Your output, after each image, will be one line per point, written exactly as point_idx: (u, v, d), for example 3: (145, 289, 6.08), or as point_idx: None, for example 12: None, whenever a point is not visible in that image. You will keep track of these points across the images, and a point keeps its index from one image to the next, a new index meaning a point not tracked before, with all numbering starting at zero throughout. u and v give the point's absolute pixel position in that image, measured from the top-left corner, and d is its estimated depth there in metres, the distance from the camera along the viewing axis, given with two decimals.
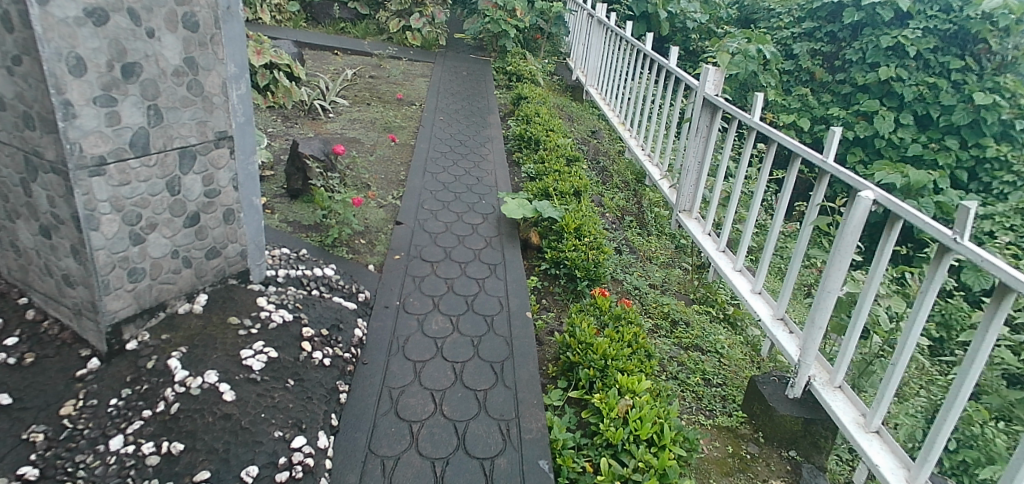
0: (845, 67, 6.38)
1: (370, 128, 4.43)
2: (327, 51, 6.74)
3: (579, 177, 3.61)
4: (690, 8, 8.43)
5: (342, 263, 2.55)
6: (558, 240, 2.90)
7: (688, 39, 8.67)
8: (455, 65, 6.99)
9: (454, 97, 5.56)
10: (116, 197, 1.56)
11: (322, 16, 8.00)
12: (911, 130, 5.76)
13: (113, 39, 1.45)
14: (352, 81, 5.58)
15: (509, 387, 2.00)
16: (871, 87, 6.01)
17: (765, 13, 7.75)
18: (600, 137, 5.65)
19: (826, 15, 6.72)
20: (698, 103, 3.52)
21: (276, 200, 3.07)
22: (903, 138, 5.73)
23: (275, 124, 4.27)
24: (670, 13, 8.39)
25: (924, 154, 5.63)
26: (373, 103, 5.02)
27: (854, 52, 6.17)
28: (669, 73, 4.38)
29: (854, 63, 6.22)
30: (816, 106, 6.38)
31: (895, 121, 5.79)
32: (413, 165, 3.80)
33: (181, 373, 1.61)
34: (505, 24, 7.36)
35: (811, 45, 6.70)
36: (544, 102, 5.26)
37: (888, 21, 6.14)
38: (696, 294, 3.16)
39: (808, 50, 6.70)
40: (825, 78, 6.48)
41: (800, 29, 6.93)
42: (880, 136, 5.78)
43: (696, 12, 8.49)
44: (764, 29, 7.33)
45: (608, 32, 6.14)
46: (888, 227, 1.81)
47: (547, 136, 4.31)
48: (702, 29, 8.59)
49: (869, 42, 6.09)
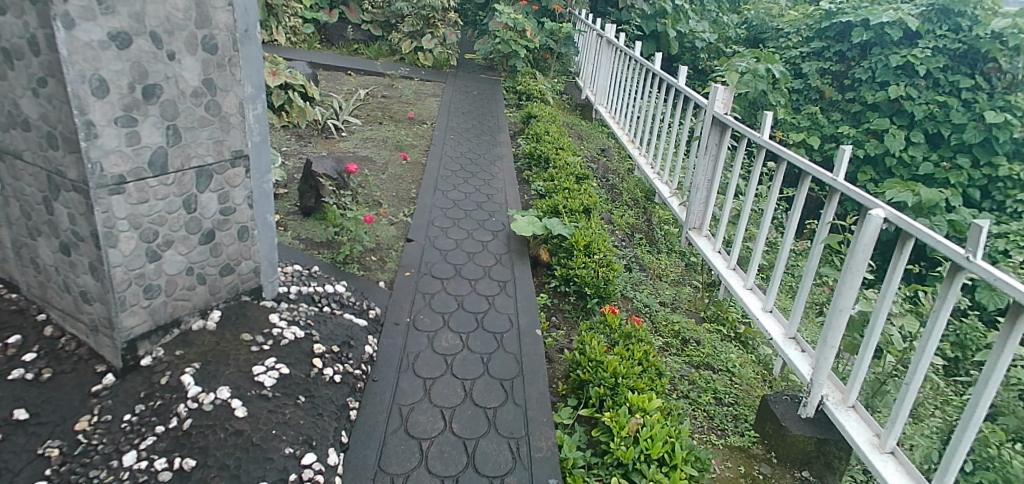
0: (854, 86, 6.39)
1: (382, 146, 4.48)
2: (341, 72, 6.84)
3: (589, 195, 3.62)
4: (699, 29, 8.76)
5: (353, 280, 2.57)
6: (567, 257, 2.92)
7: (698, 58, 8.81)
8: (466, 85, 7.07)
9: (465, 116, 5.62)
10: (135, 214, 1.59)
11: (336, 37, 8.13)
12: (922, 148, 5.74)
13: (135, 61, 1.50)
14: (365, 101, 5.66)
15: (519, 405, 1.99)
16: (881, 106, 6.02)
17: (775, 33, 7.83)
18: (610, 156, 5.70)
19: (834, 35, 6.83)
20: (707, 121, 3.51)
21: (288, 218, 3.10)
22: (914, 156, 5.71)
23: (289, 143, 4.33)
24: (679, 33, 8.75)
25: (935, 172, 5.62)
26: (385, 122, 5.08)
27: (864, 71, 6.21)
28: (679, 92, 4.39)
29: (864, 81, 6.25)
30: (826, 124, 6.39)
31: (906, 139, 5.79)
32: (424, 183, 3.84)
33: (194, 389, 1.63)
34: (516, 44, 7.47)
35: (820, 64, 6.74)
36: (553, 120, 5.31)
37: (897, 40, 6.18)
38: (707, 313, 3.16)
39: (817, 69, 6.74)
40: (835, 96, 6.49)
41: (809, 49, 6.99)
42: (891, 154, 5.77)
43: (705, 32, 8.78)
44: (773, 49, 7.40)
45: (618, 52, 6.21)
46: (901, 244, 1.80)
47: (557, 154, 4.34)
48: (711, 49, 8.71)
49: (878, 61, 6.12)
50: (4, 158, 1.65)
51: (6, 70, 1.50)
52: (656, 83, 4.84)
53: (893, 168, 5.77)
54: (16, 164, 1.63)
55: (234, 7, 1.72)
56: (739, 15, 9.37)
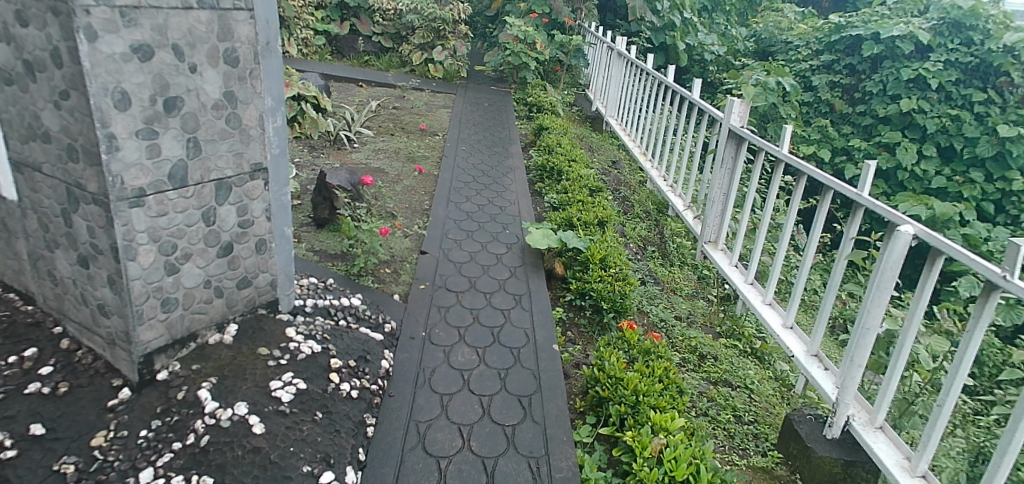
0: (864, 99, 6.37)
1: (394, 158, 4.48)
2: (351, 83, 6.86)
3: (603, 208, 3.59)
4: (707, 41, 8.84)
5: (368, 293, 2.54)
6: (583, 271, 2.90)
7: (707, 71, 8.89)
8: (477, 96, 7.09)
9: (477, 128, 5.63)
10: (154, 227, 1.57)
11: (347, 49, 8.20)
12: (935, 161, 5.70)
13: (158, 74, 1.49)
14: (376, 112, 5.68)
15: (538, 422, 1.96)
16: (893, 119, 5.99)
17: (784, 46, 7.84)
18: (621, 169, 5.69)
19: (844, 48, 6.83)
20: (723, 134, 3.46)
21: (302, 229, 3.10)
22: (927, 169, 5.66)
23: (302, 154, 4.34)
24: (688, 45, 8.82)
25: (948, 186, 5.58)
26: (397, 134, 5.09)
27: (874, 85, 6.20)
28: (692, 105, 4.36)
29: (874, 95, 6.23)
30: (836, 137, 6.38)
31: (918, 152, 5.75)
32: (437, 195, 3.83)
33: (211, 405, 1.60)
34: (526, 56, 7.50)
35: (830, 77, 6.75)
36: (565, 132, 5.31)
37: (908, 54, 6.16)
38: (723, 328, 3.13)
39: (827, 82, 6.75)
40: (845, 109, 6.47)
41: (819, 61, 6.98)
42: (902, 168, 5.74)
43: (714, 45, 8.85)
44: (783, 62, 7.41)
45: (629, 64, 6.23)
46: (930, 262, 1.77)
47: (569, 166, 4.31)
48: (720, 61, 8.83)
49: (889, 74, 6.14)
50: (25, 170, 1.65)
51: (28, 81, 1.49)
52: (669, 95, 4.82)
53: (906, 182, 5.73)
54: (37, 177, 1.62)
55: (256, 20, 1.71)
56: (748, 28, 9.42)
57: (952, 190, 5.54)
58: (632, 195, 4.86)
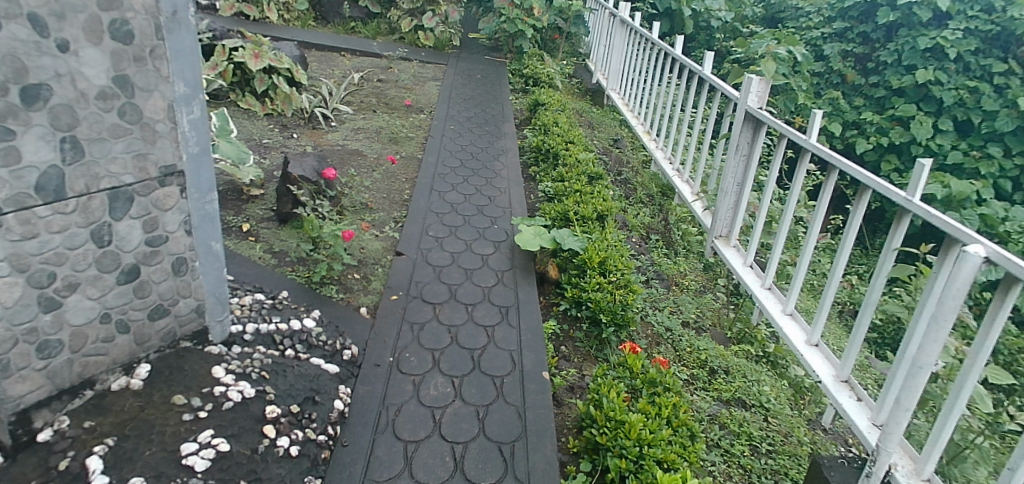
0: (878, 69, 5.95)
1: (374, 138, 4.09)
2: (335, 53, 6.40)
3: (603, 199, 3.21)
4: (714, 5, 8.29)
5: (328, 309, 2.19)
6: (579, 276, 2.57)
7: (713, 38, 8.49)
8: (469, 68, 6.63)
9: (467, 103, 5.21)
10: (17, 254, 1.21)
11: (332, 15, 7.68)
12: (951, 136, 5.36)
13: (6, 54, 1.11)
14: (359, 85, 5.24)
15: (522, 480, 1.62)
16: (907, 90, 5.59)
17: (794, 13, 7.29)
18: (623, 147, 5.35)
19: (857, 15, 6.34)
20: (738, 118, 3.05)
21: (261, 226, 2.73)
22: (942, 144, 5.33)
23: (271, 134, 3.93)
24: (694, 11, 8.35)
25: (964, 162, 5.23)
26: (379, 110, 4.67)
27: (889, 54, 5.76)
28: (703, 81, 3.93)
29: (889, 65, 5.80)
30: (847, 110, 5.95)
31: (934, 126, 5.38)
32: (419, 183, 3.46)
33: (100, 480, 1.26)
34: (522, 23, 7.02)
35: (841, 45, 6.29)
36: (563, 109, 4.89)
37: (925, 22, 5.72)
38: (733, 332, 2.84)
39: (838, 51, 6.29)
40: (858, 80, 6.05)
41: (830, 29, 6.51)
42: (917, 143, 5.34)
43: (721, 9, 8.33)
44: (792, 30, 6.90)
45: (633, 32, 5.79)
46: (1005, 292, 1.41)
47: (566, 148, 3.92)
48: (728, 29, 8.38)
49: (905, 43, 5.67)
50: None
51: None
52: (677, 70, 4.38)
53: (919, 157, 5.34)
54: None
55: None
56: None
57: (968, 166, 5.19)
58: (634, 177, 4.53)
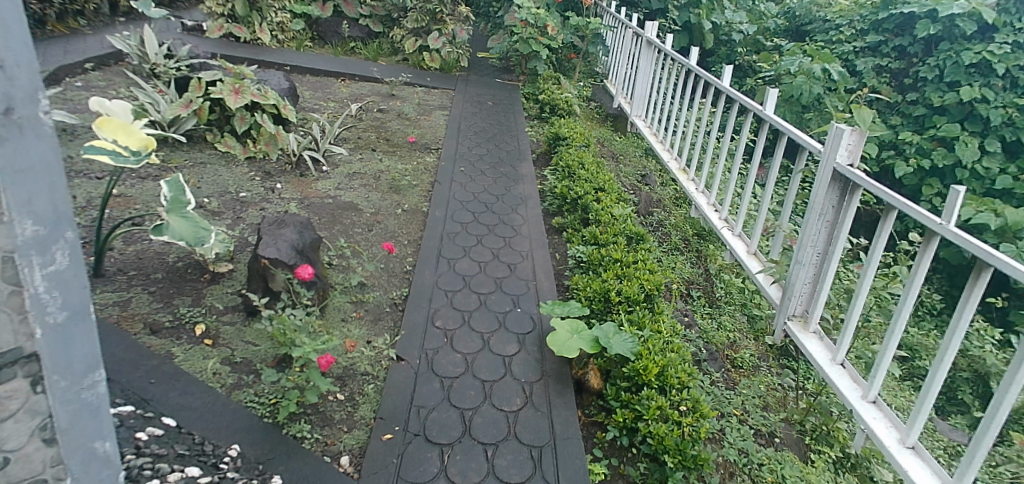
0: (916, 85, 6.09)
1: (372, 186, 3.54)
2: (332, 78, 5.88)
3: (651, 271, 2.63)
4: (735, 19, 8.14)
5: (296, 467, 1.60)
6: (632, 390, 1.99)
7: (734, 52, 8.15)
8: (479, 93, 6.09)
9: (479, 137, 4.67)
10: None
11: (330, 35, 7.16)
12: (999, 158, 5.41)
13: None
14: (357, 117, 4.72)
15: None
16: (950, 109, 5.62)
17: (821, 25, 7.49)
18: (652, 184, 4.88)
19: (892, 28, 6.55)
20: (822, 174, 2.47)
21: (223, 322, 2.13)
22: (989, 168, 5.39)
23: (251, 184, 3.36)
24: (714, 24, 7.94)
25: (1014, 187, 5.27)
26: (379, 149, 4.15)
27: (930, 70, 5.84)
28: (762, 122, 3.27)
29: (929, 81, 5.88)
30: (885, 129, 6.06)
31: (980, 147, 5.46)
32: (425, 247, 2.90)
33: None
34: (536, 43, 6.49)
35: (877, 61, 6.53)
36: (588, 146, 4.34)
37: (967, 34, 5.91)
38: (807, 426, 2.35)
39: (873, 66, 6.54)
40: (893, 97, 6.14)
41: (864, 43, 6.73)
42: (962, 166, 5.40)
43: (742, 23, 8.14)
44: (822, 43, 7.10)
45: (662, 56, 5.30)
46: None
47: (597, 198, 3.36)
48: (748, 41, 8.14)
49: (947, 58, 5.77)
50: None
51: None
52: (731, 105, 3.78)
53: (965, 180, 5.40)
54: None
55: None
56: (777, 3, 8.87)
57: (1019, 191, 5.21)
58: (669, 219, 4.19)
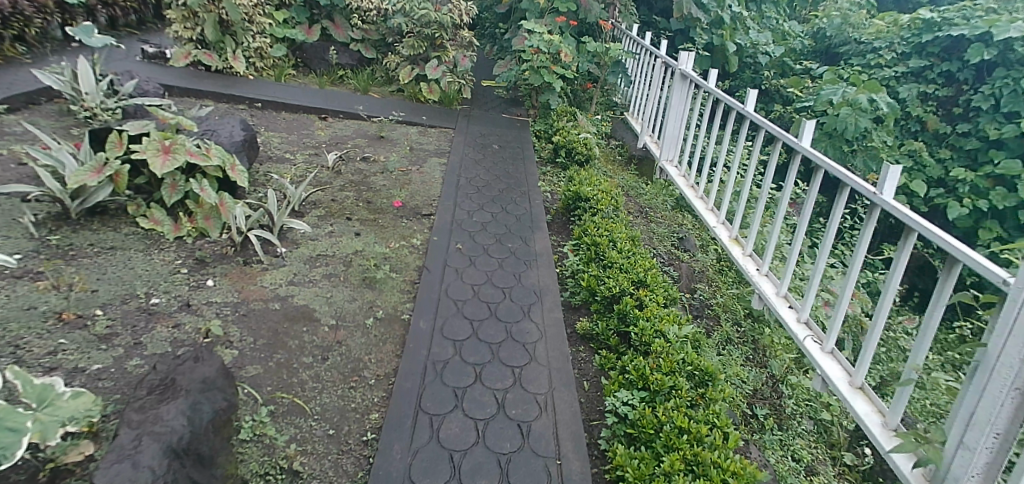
0: (967, 115, 5.55)
1: (339, 277, 2.70)
2: (313, 115, 5.05)
3: (735, 454, 1.75)
4: (761, 41, 7.22)
5: None
6: None
7: (760, 76, 7.30)
8: (483, 131, 5.26)
9: (482, 195, 3.82)
10: None
11: (316, 62, 6.37)
12: None
13: None
14: (335, 170, 3.89)
15: None
16: (1008, 143, 5.12)
17: (855, 49, 6.65)
18: (691, 249, 4.00)
19: (938, 51, 5.89)
20: (1003, 322, 1.59)
21: None
22: None
23: (168, 279, 2.47)
24: (738, 45, 7.13)
25: None
26: (356, 218, 3.32)
27: (984, 99, 5.35)
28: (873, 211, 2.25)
29: (983, 111, 5.39)
30: (931, 164, 5.51)
31: None
32: (400, 389, 2.03)
33: None
34: (549, 73, 5.66)
35: (920, 88, 5.81)
36: (618, 212, 3.50)
37: None
38: None
39: (916, 93, 5.81)
40: (941, 128, 5.62)
41: (905, 68, 5.99)
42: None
43: (769, 44, 7.26)
44: (858, 67, 6.27)
45: (703, 93, 4.44)
46: None
47: (639, 302, 2.50)
48: (777, 65, 7.27)
49: (1003, 85, 5.25)
50: None
51: None
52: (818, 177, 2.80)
53: None
54: None
55: None
56: (807, 24, 8.11)
57: None
58: (717, 302, 3.41)
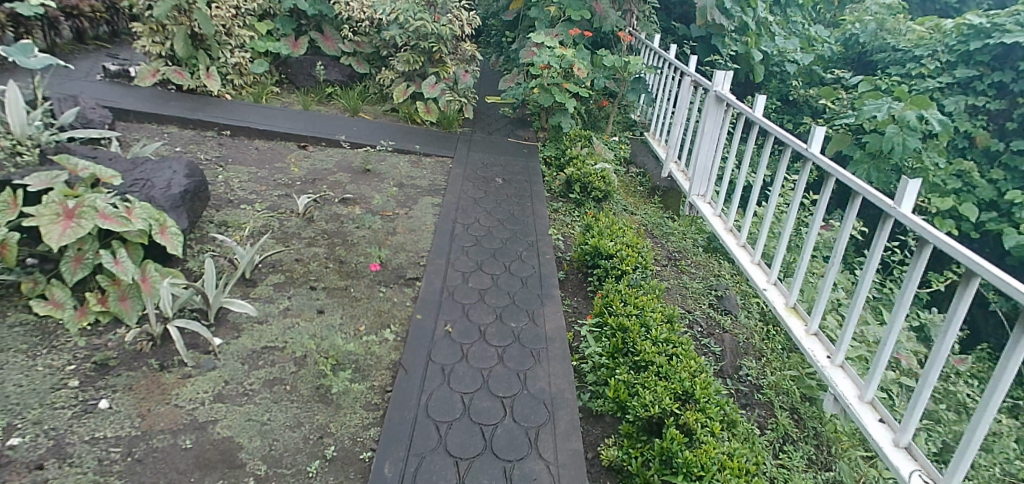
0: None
1: (287, 384, 2.04)
2: (291, 143, 4.42)
3: None
4: (789, 47, 6.47)
5: None
6: None
7: (787, 86, 6.54)
8: (486, 160, 4.61)
9: (480, 249, 3.14)
10: None
11: (302, 78, 5.73)
12: None
13: None
14: (306, 216, 3.24)
15: None
16: None
17: (892, 56, 5.91)
18: (733, 310, 3.25)
19: (987, 60, 5.05)
20: None
21: None
22: None
23: (50, 399, 1.84)
24: (764, 53, 6.43)
25: None
26: (323, 287, 2.66)
27: None
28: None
29: None
30: (981, 184, 4.75)
31: None
32: None
33: None
34: (561, 92, 4.99)
35: (966, 100, 5.04)
36: (647, 275, 2.81)
37: None
38: None
39: (964, 106, 5.05)
40: (992, 144, 4.86)
41: (950, 79, 5.18)
42: None
43: (796, 51, 6.50)
44: (895, 77, 5.55)
45: (740, 118, 3.77)
46: None
47: (689, 433, 1.84)
48: (807, 74, 6.52)
49: None
50: None
51: None
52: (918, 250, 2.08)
53: None
54: None
55: None
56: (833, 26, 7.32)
57: None
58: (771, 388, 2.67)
